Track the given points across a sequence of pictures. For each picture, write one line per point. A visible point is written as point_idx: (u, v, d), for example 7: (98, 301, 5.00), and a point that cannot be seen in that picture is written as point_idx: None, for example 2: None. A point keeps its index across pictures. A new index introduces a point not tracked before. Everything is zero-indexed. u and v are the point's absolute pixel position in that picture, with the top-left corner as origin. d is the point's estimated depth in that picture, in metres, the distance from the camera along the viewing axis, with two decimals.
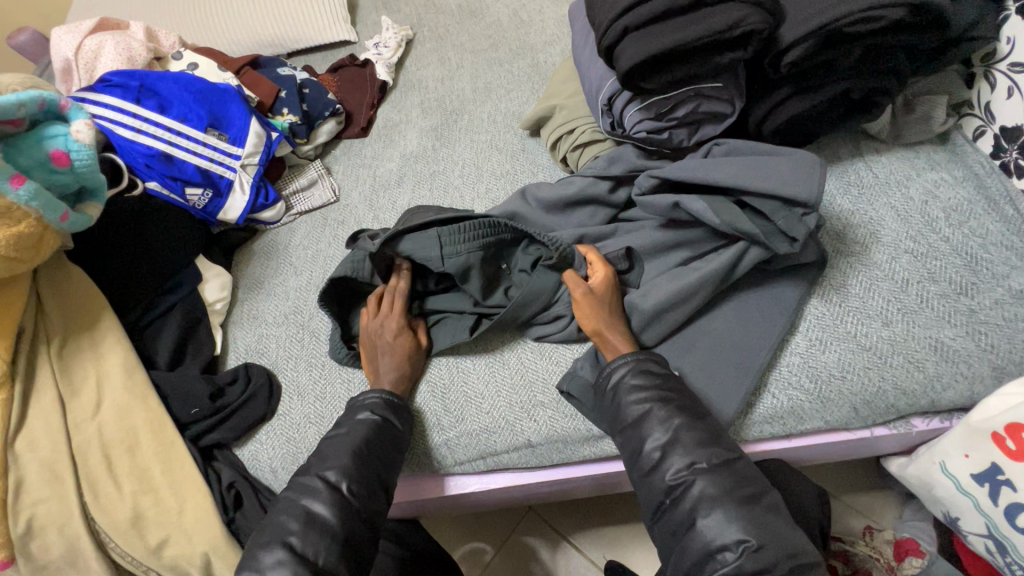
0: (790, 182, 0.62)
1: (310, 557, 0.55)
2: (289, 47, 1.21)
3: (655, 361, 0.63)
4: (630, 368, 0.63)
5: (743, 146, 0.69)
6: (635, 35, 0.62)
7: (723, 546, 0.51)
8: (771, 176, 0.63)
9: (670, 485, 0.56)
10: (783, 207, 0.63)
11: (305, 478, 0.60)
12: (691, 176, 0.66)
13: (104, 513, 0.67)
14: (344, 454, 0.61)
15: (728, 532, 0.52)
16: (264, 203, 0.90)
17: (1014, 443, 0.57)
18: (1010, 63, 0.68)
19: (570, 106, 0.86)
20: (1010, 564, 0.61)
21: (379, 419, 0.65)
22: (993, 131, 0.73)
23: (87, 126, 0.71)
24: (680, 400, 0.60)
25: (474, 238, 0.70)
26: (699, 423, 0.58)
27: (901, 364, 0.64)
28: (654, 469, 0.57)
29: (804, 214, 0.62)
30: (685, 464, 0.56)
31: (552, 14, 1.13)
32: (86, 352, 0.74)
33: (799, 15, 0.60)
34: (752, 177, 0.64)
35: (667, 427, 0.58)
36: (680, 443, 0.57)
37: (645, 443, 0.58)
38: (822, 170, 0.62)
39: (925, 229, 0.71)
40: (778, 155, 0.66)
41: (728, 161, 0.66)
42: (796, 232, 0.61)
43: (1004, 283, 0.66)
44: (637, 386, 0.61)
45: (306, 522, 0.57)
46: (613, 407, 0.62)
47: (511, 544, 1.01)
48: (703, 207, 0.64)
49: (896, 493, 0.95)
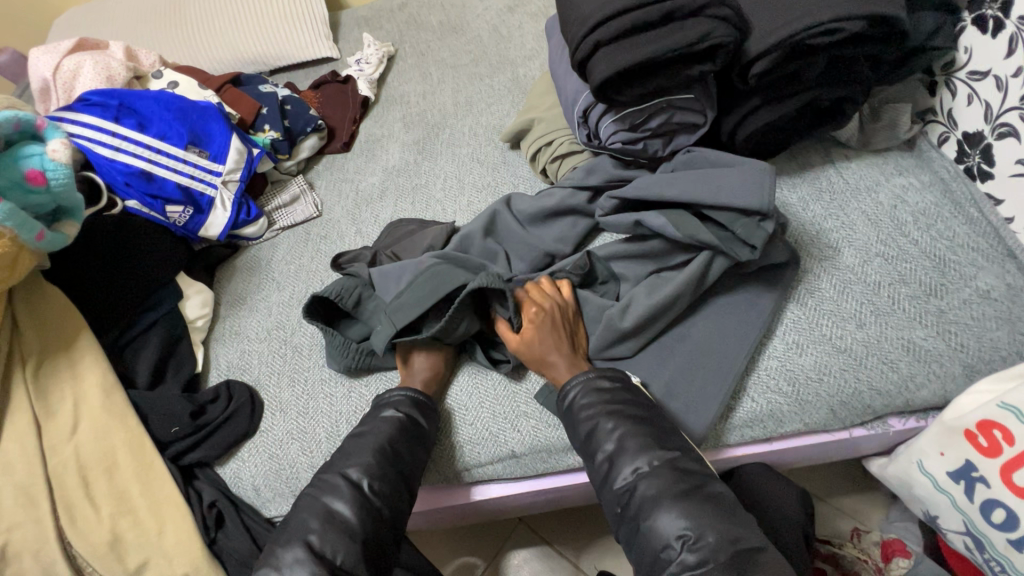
0: (741, 192, 0.63)
1: (329, 556, 0.55)
2: (272, 64, 1.23)
3: (605, 377, 0.63)
4: (580, 388, 0.62)
5: (698, 157, 0.71)
6: (607, 49, 0.63)
7: (667, 543, 0.52)
8: (723, 188, 0.64)
9: (619, 492, 0.57)
10: (741, 216, 0.64)
11: (328, 476, 0.61)
12: (648, 193, 0.68)
13: (81, 537, 0.66)
14: (366, 452, 0.62)
15: (670, 525, 0.52)
16: (246, 219, 0.90)
17: (986, 440, 0.58)
18: (968, 71, 0.70)
19: (548, 119, 0.87)
20: (988, 561, 0.62)
21: (404, 417, 0.65)
22: (957, 136, 0.75)
23: (64, 146, 0.72)
24: (628, 409, 0.61)
25: (464, 315, 0.69)
26: (644, 428, 0.59)
27: (876, 365, 0.65)
28: (606, 479, 0.58)
29: (762, 219, 0.63)
30: (631, 468, 0.57)
31: (531, 29, 1.15)
32: (63, 372, 0.73)
33: (765, 27, 0.62)
34: (704, 192, 0.65)
35: (614, 437, 0.59)
36: (625, 450, 0.57)
37: (597, 454, 0.59)
38: (773, 177, 0.63)
39: (895, 232, 0.72)
40: (732, 165, 0.67)
41: (682, 176, 0.68)
42: (755, 239, 0.62)
43: (971, 283, 0.67)
44: (586, 403, 0.61)
45: (327, 520, 0.57)
46: (569, 421, 0.63)
47: (502, 556, 1.01)
48: (663, 222, 0.66)
49: (882, 493, 0.96)
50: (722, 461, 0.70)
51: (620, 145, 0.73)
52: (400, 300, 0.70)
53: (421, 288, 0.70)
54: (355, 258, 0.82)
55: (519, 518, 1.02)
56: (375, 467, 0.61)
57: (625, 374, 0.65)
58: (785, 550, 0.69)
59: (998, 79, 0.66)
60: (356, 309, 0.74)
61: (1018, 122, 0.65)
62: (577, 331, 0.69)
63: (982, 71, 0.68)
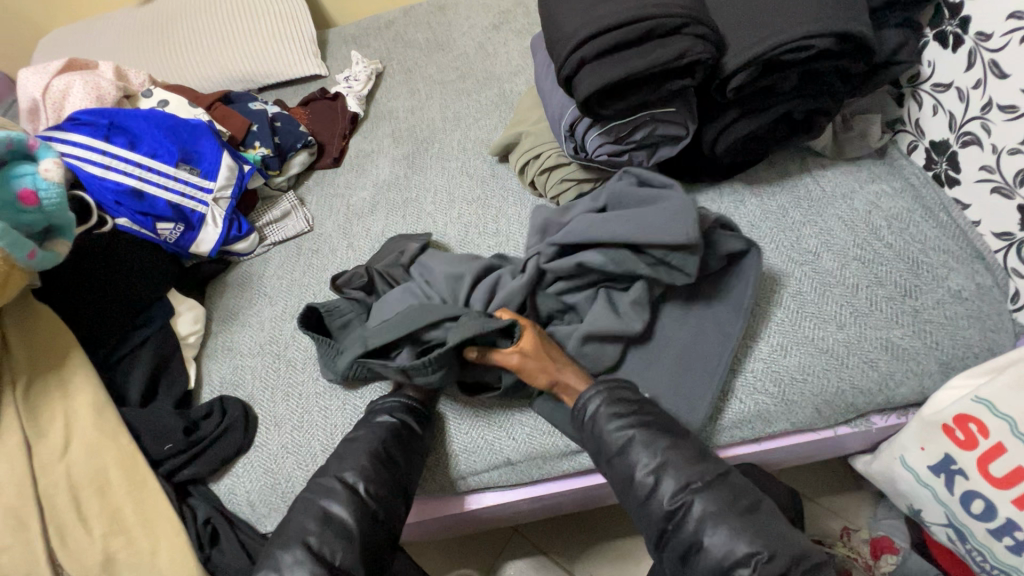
0: (665, 229, 0.64)
1: (328, 556, 0.57)
2: (260, 82, 1.24)
3: (627, 389, 0.65)
4: (603, 397, 0.63)
5: (626, 192, 0.71)
6: (591, 65, 0.65)
7: (738, 562, 0.53)
8: (647, 227, 0.65)
9: (670, 509, 0.58)
10: (671, 251, 0.66)
11: (324, 479, 0.62)
12: (586, 236, 0.68)
13: (74, 559, 0.65)
14: (362, 456, 0.63)
15: (739, 546, 0.53)
16: (237, 235, 0.91)
17: (963, 433, 0.60)
18: (932, 84, 0.74)
19: (535, 133, 0.89)
20: (971, 551, 0.64)
21: (398, 423, 0.66)
22: (924, 145, 0.79)
23: (56, 166, 0.71)
24: (659, 422, 0.62)
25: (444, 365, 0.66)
26: (682, 442, 0.61)
27: (856, 364, 0.67)
28: (650, 496, 0.59)
29: (691, 250, 0.65)
30: (680, 485, 0.58)
31: (515, 46, 1.18)
32: (54, 392, 0.72)
33: (741, 43, 0.65)
34: (631, 231, 0.66)
35: (652, 451, 0.60)
36: (669, 466, 0.59)
37: (636, 470, 0.60)
38: (691, 210, 0.64)
39: (871, 237, 0.76)
40: (658, 198, 0.68)
41: (609, 216, 0.69)
42: (690, 267, 0.65)
43: (944, 284, 0.71)
44: (615, 415, 0.62)
45: (323, 523, 0.59)
46: (596, 436, 0.63)
47: (497, 566, 1.01)
48: (601, 261, 0.68)
49: (869, 493, 0.99)
50: None
51: (606, 157, 0.76)
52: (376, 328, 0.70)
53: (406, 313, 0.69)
54: (353, 279, 0.81)
55: (514, 528, 1.02)
56: (371, 479, 0.61)
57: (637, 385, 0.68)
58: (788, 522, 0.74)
59: (960, 90, 0.70)
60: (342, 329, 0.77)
61: (980, 131, 0.69)
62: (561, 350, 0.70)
63: (945, 83, 0.72)
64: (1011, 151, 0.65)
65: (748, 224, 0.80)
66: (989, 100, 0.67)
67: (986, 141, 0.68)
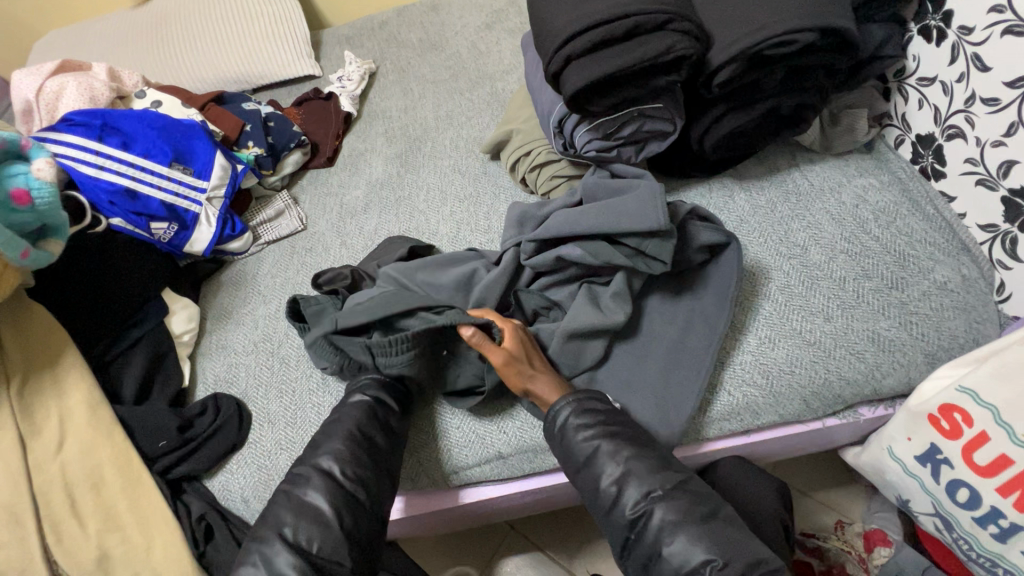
0: (640, 217, 0.66)
1: (304, 545, 0.57)
2: (254, 83, 1.24)
3: (597, 400, 0.64)
4: (572, 408, 0.63)
5: (600, 186, 0.73)
6: (578, 62, 0.66)
7: (695, 569, 0.54)
8: (623, 215, 0.67)
9: (632, 518, 0.58)
10: (647, 237, 0.67)
11: (303, 468, 0.63)
12: (563, 230, 0.69)
13: (69, 555, 0.66)
14: (337, 439, 0.64)
15: (695, 553, 0.54)
16: (231, 234, 0.91)
17: (948, 423, 0.61)
18: (918, 78, 0.75)
19: (525, 130, 0.90)
20: (956, 540, 0.65)
21: (372, 399, 0.67)
22: (910, 139, 0.79)
23: (48, 164, 0.72)
24: (625, 432, 0.62)
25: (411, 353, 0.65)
26: (647, 450, 0.61)
27: (843, 356, 0.68)
28: (614, 505, 0.59)
29: (666, 236, 0.67)
30: (641, 494, 0.58)
31: (508, 45, 1.19)
32: (49, 390, 0.73)
33: (726, 39, 0.66)
34: (608, 222, 0.67)
35: (618, 460, 0.60)
36: (633, 475, 0.59)
37: (601, 479, 0.60)
38: (662, 194, 0.67)
39: (858, 230, 0.76)
40: (629, 189, 0.71)
41: (585, 209, 0.70)
42: (665, 255, 0.66)
43: (930, 276, 0.71)
44: (583, 425, 0.62)
45: (307, 525, 0.58)
46: (564, 446, 0.63)
47: (495, 563, 1.01)
48: (580, 254, 0.68)
49: (862, 486, 1.00)
50: (702, 455, 0.72)
51: (595, 153, 0.76)
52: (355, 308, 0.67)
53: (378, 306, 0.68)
54: (335, 279, 0.80)
55: (510, 524, 1.03)
56: (361, 473, 0.62)
57: (608, 397, 0.67)
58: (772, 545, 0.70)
59: (945, 84, 0.71)
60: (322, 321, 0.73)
61: (964, 124, 0.69)
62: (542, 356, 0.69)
63: (930, 77, 0.73)
64: (994, 144, 0.66)
65: (737, 219, 0.80)
66: (972, 93, 0.67)
67: (970, 134, 0.69)
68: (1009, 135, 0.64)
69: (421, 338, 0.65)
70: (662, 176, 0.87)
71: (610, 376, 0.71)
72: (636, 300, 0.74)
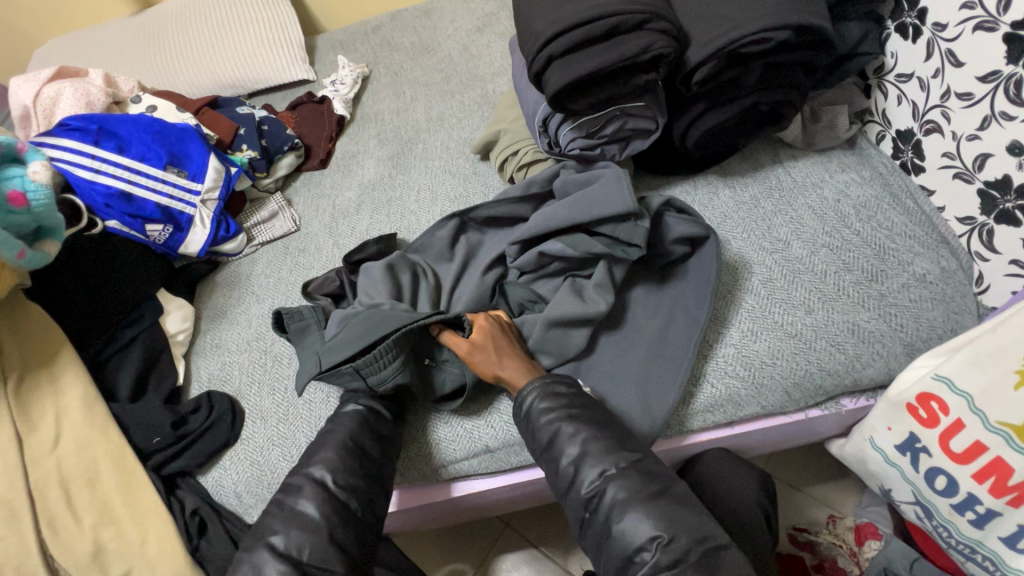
0: (610, 202, 0.69)
1: (295, 555, 0.56)
2: (250, 88, 1.26)
3: (563, 383, 0.65)
4: (538, 393, 0.64)
5: (569, 184, 0.75)
6: (558, 62, 0.68)
7: (641, 546, 0.54)
8: (593, 203, 0.70)
9: (587, 497, 0.58)
10: (619, 222, 0.69)
11: (294, 478, 0.63)
12: (540, 226, 0.71)
13: (63, 548, 0.67)
14: (330, 448, 0.64)
15: (642, 530, 0.54)
16: (225, 235, 0.93)
17: (925, 412, 0.62)
18: (896, 74, 0.76)
19: (512, 131, 0.91)
20: (937, 527, 0.66)
21: (364, 410, 0.68)
22: (891, 134, 0.81)
23: (44, 168, 0.74)
24: (588, 414, 0.63)
25: (398, 364, 0.66)
26: (606, 432, 0.61)
27: (824, 348, 0.69)
28: (572, 484, 0.59)
29: (637, 219, 0.69)
30: (597, 473, 0.58)
31: (499, 48, 1.21)
32: (45, 387, 0.74)
33: (703, 37, 0.67)
34: (579, 211, 0.70)
35: (577, 442, 0.60)
36: (589, 454, 0.59)
37: (560, 460, 0.61)
38: (627, 179, 0.70)
39: (839, 224, 0.77)
40: (596, 180, 0.73)
41: (557, 204, 0.72)
42: (638, 237, 0.68)
43: (909, 268, 0.72)
44: (546, 408, 0.63)
45: (293, 520, 0.59)
46: (529, 428, 0.64)
47: (490, 560, 1.02)
48: (560, 247, 0.70)
49: (853, 480, 1.00)
50: (687, 447, 0.74)
51: (579, 151, 0.78)
52: (331, 342, 0.69)
53: (350, 329, 0.69)
54: (323, 284, 0.83)
55: (504, 521, 1.04)
56: (348, 465, 0.63)
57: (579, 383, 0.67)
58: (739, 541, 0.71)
59: (921, 80, 0.72)
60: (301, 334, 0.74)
61: (941, 119, 0.71)
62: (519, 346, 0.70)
63: (908, 73, 0.74)
64: (969, 137, 0.67)
65: (721, 214, 0.82)
66: (947, 88, 0.69)
67: (947, 129, 0.70)
68: (983, 129, 0.65)
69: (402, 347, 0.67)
70: (647, 174, 0.89)
71: (594, 368, 0.72)
72: (621, 295, 0.75)
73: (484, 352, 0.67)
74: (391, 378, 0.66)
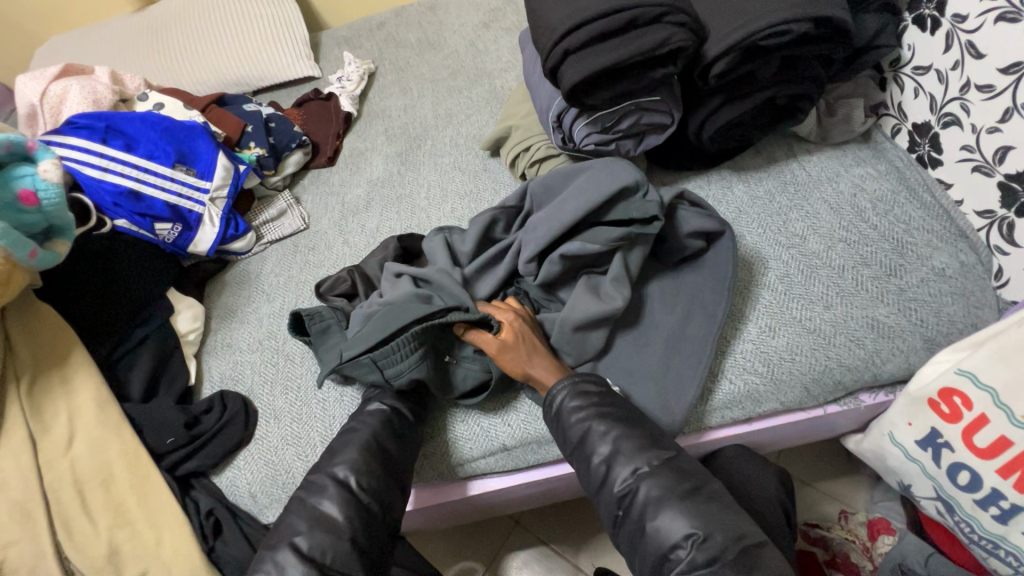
0: (614, 176, 0.69)
1: (317, 556, 0.56)
2: (255, 85, 1.26)
3: (591, 381, 0.65)
4: (568, 392, 0.63)
5: (550, 179, 0.75)
6: (576, 56, 0.67)
7: (676, 544, 0.53)
8: (598, 184, 0.69)
9: (619, 495, 0.58)
10: (628, 202, 0.68)
11: (319, 477, 0.63)
12: (552, 231, 0.69)
13: (80, 551, 0.67)
14: (353, 448, 0.64)
15: (677, 528, 0.54)
16: (235, 233, 0.92)
17: (947, 407, 0.61)
18: (913, 67, 0.75)
19: (524, 126, 0.90)
20: (959, 522, 0.66)
21: (389, 410, 0.67)
22: (907, 127, 0.80)
23: (54, 167, 0.72)
24: (618, 412, 0.62)
25: (413, 356, 0.66)
26: (637, 429, 0.61)
27: (843, 343, 0.69)
28: (604, 482, 0.59)
29: (646, 194, 0.68)
30: (630, 471, 0.58)
31: (505, 43, 1.20)
32: (57, 389, 0.74)
33: (722, 30, 0.66)
34: (588, 201, 0.68)
35: (609, 439, 0.60)
36: (621, 452, 0.59)
37: (592, 458, 0.60)
38: (622, 161, 0.71)
39: (856, 219, 0.77)
40: (585, 169, 0.73)
41: (563, 202, 0.70)
42: (652, 211, 0.67)
43: (928, 262, 0.72)
44: (577, 407, 0.62)
45: (316, 523, 0.59)
46: (559, 427, 0.64)
47: (502, 557, 1.02)
48: (579, 246, 0.68)
49: (865, 475, 1.00)
50: (704, 444, 0.73)
51: (594, 146, 0.77)
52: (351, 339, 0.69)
53: (373, 323, 0.68)
54: (336, 283, 0.82)
55: (514, 518, 1.04)
56: (362, 464, 0.62)
57: (604, 378, 0.66)
58: (772, 536, 0.71)
59: (940, 72, 0.72)
60: (322, 334, 0.73)
61: (960, 111, 0.70)
62: (543, 343, 0.70)
63: (925, 66, 0.74)
64: (989, 130, 0.66)
65: (735, 209, 0.81)
66: (967, 80, 0.68)
67: (965, 122, 0.70)
68: (1005, 121, 0.64)
69: (420, 342, 0.66)
70: (660, 168, 0.88)
71: (611, 364, 0.71)
72: (636, 290, 0.74)
73: (514, 352, 0.66)
74: (407, 372, 0.66)
